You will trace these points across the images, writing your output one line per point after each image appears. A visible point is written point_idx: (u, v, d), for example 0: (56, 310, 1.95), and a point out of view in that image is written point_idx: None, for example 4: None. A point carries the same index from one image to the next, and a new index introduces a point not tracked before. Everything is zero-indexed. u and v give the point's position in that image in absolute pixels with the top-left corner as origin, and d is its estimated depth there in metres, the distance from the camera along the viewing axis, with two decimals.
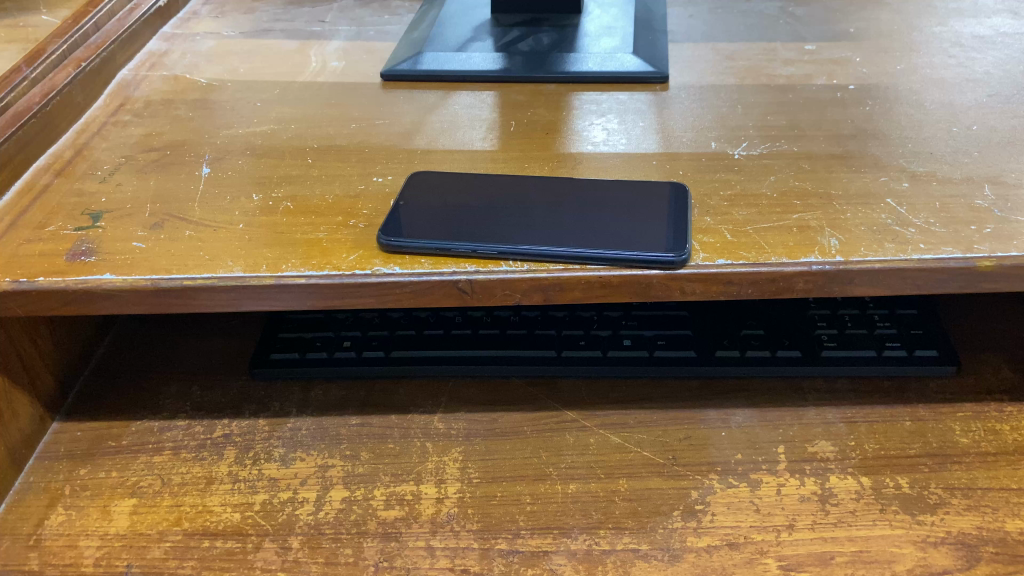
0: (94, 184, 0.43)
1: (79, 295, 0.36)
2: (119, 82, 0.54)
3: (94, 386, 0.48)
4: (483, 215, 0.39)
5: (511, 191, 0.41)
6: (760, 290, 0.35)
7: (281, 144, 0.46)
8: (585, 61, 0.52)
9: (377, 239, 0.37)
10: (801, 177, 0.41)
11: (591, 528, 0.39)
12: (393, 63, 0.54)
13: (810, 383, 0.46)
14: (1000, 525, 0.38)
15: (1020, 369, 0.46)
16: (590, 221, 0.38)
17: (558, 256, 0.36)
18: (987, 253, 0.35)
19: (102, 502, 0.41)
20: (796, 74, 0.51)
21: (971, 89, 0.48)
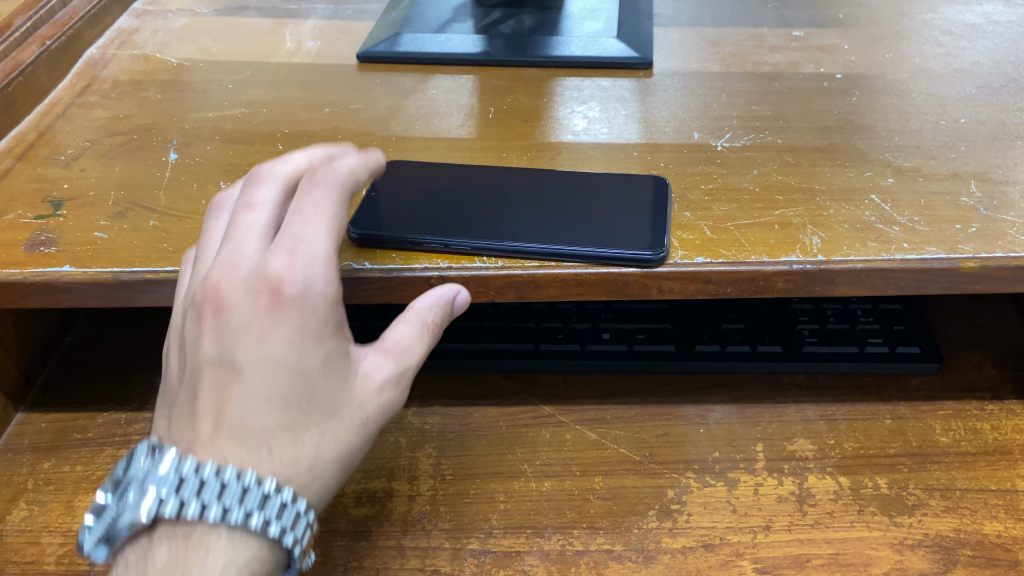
0: (56, 170, 0.42)
1: (37, 288, 0.35)
2: (87, 61, 0.52)
3: (60, 376, 0.47)
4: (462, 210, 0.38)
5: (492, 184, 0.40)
6: (740, 289, 0.35)
7: (253, 129, 0.45)
8: (569, 45, 0.51)
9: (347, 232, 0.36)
10: (784, 170, 0.40)
11: (564, 527, 0.38)
12: (370, 44, 0.52)
13: (791, 379, 0.45)
14: (978, 528, 0.37)
15: (1003, 366, 0.45)
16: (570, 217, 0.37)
17: (533, 253, 0.35)
18: (971, 253, 0.34)
19: (66, 497, 0.40)
20: (783, 61, 0.50)
21: (960, 79, 0.47)
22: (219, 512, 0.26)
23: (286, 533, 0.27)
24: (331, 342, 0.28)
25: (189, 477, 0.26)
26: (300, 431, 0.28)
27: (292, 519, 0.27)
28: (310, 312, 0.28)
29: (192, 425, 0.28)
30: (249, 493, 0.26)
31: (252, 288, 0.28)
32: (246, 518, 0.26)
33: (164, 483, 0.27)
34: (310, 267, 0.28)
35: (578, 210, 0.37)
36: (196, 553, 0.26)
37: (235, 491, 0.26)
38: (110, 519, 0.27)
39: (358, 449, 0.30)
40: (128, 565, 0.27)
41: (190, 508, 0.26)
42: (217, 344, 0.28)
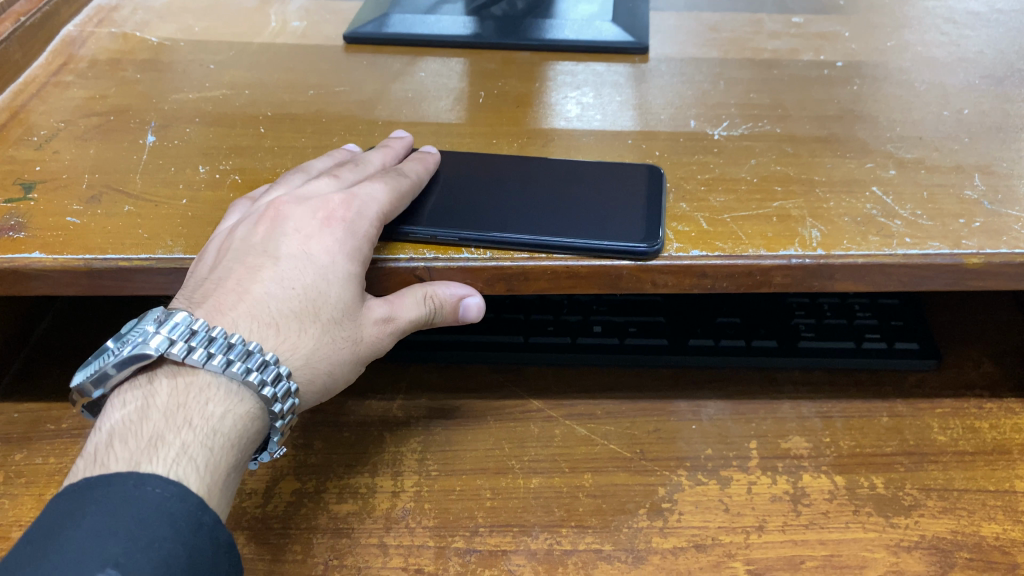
0: (29, 152, 0.40)
1: (4, 274, 0.34)
2: (63, 39, 0.50)
3: (33, 365, 0.45)
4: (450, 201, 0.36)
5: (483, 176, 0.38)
6: (736, 283, 0.33)
7: (234, 111, 0.43)
8: (562, 29, 0.49)
9: None
10: (783, 161, 0.39)
11: (552, 526, 0.37)
12: (358, 25, 0.51)
13: (786, 375, 0.44)
14: (976, 530, 0.36)
15: (1002, 363, 0.44)
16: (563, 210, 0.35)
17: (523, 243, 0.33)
18: (976, 249, 0.33)
19: (38, 490, 0.39)
20: (782, 48, 0.49)
21: (963, 69, 0.46)
22: (224, 361, 0.28)
23: (276, 400, 0.29)
24: (362, 268, 0.32)
25: (203, 329, 0.29)
26: (308, 324, 0.30)
27: (283, 390, 0.29)
28: (354, 232, 0.32)
29: (216, 289, 0.31)
30: (253, 355, 0.29)
31: (317, 205, 0.33)
32: (248, 373, 0.28)
33: (177, 330, 0.29)
34: (367, 206, 0.32)
35: (569, 199, 0.36)
36: (196, 402, 0.28)
37: (242, 349, 0.29)
38: (107, 358, 0.28)
39: (344, 366, 0.32)
40: (124, 400, 0.28)
41: (196, 353, 0.28)
42: (268, 239, 0.32)
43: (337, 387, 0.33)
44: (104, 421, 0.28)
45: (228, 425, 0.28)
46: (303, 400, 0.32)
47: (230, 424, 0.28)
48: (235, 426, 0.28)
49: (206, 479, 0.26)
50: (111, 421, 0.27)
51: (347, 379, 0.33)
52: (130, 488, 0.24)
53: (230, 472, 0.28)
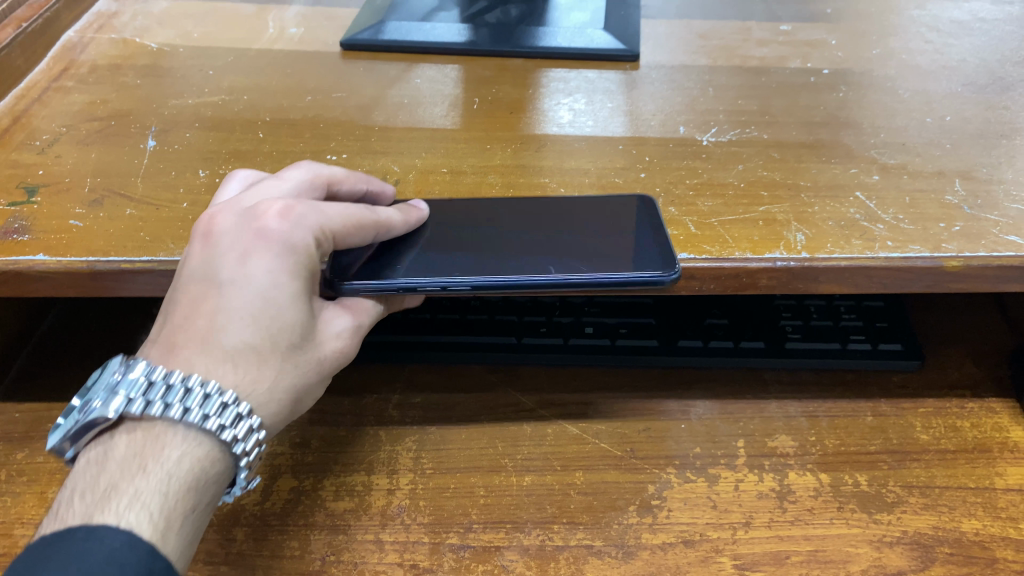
0: (31, 156, 0.41)
1: (9, 277, 0.34)
2: (64, 44, 0.51)
3: (33, 366, 0.46)
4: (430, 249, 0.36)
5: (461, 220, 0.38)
6: (723, 285, 0.34)
7: (233, 116, 0.44)
8: (555, 36, 0.50)
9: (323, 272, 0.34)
10: (770, 166, 0.40)
11: (544, 523, 0.38)
12: (354, 32, 0.52)
13: (773, 375, 0.45)
14: (957, 526, 0.37)
15: (983, 364, 0.45)
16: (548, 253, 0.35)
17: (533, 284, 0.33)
18: (955, 252, 0.34)
19: (40, 488, 0.39)
20: (770, 56, 0.50)
21: (946, 77, 0.47)
22: (180, 411, 0.28)
23: (236, 441, 0.29)
24: (307, 283, 0.31)
25: (160, 381, 0.29)
26: (266, 354, 0.30)
27: (244, 430, 0.29)
28: (294, 247, 0.31)
29: (168, 334, 0.30)
30: (210, 400, 0.29)
31: (247, 221, 0.31)
32: (205, 421, 0.28)
33: (133, 386, 0.29)
34: (304, 219, 0.31)
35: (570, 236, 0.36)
36: (154, 451, 0.28)
37: (198, 396, 0.28)
38: (74, 418, 0.29)
39: (310, 386, 0.32)
40: (89, 456, 0.29)
41: (154, 407, 0.28)
42: (204, 266, 0.31)
43: (306, 406, 0.33)
44: (70, 479, 0.28)
45: (185, 469, 0.28)
46: (276, 427, 0.32)
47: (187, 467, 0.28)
48: (192, 468, 0.28)
49: (161, 529, 0.27)
50: (75, 478, 0.28)
51: (315, 395, 0.33)
52: (76, 543, 0.25)
53: (191, 513, 0.28)
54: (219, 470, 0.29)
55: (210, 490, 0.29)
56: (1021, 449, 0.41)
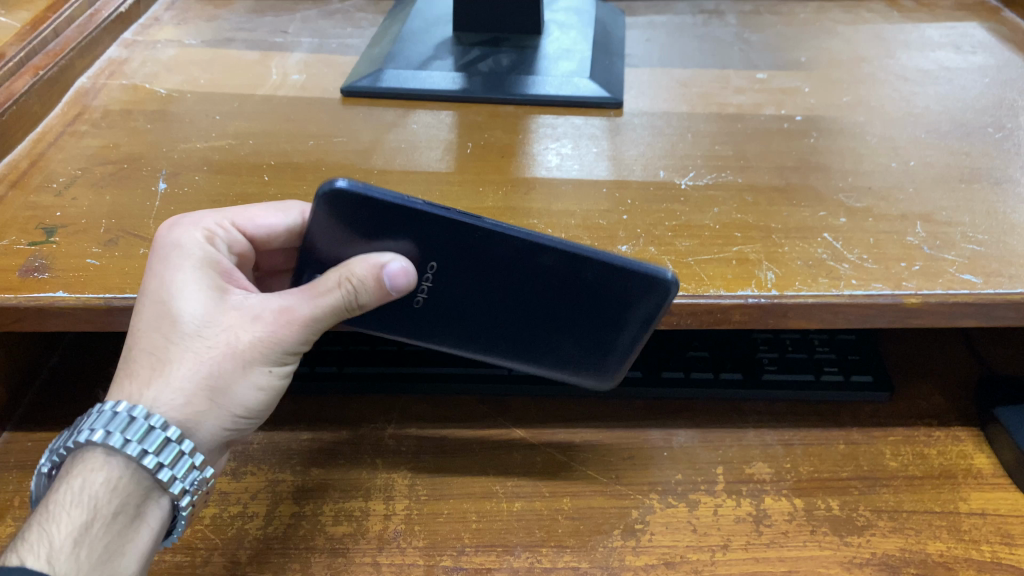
0: (49, 198, 0.43)
1: (31, 312, 0.37)
2: (77, 90, 0.54)
3: (45, 396, 0.48)
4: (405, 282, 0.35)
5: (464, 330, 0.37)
6: (699, 320, 0.37)
7: (239, 160, 0.47)
8: (544, 85, 0.53)
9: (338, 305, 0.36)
10: (744, 209, 0.42)
11: (533, 546, 0.40)
12: (354, 79, 0.55)
13: (751, 405, 0.47)
14: (922, 547, 0.39)
15: (950, 395, 0.48)
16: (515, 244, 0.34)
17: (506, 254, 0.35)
18: (914, 290, 0.36)
19: None
20: (746, 103, 0.53)
21: (911, 123, 0.50)
22: (118, 441, 0.31)
23: (133, 443, 0.31)
24: (196, 280, 0.34)
25: (105, 411, 0.32)
26: (156, 353, 0.33)
27: (141, 429, 0.32)
28: (175, 251, 0.35)
29: None
30: (151, 433, 0.32)
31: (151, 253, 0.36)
32: (141, 455, 0.32)
33: (65, 436, 0.33)
34: (187, 228, 0.36)
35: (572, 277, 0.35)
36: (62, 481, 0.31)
37: (137, 427, 0.32)
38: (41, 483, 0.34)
39: (233, 374, 0.34)
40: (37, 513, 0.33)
41: (97, 434, 0.32)
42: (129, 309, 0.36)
43: (244, 394, 0.35)
44: None
45: (82, 489, 0.31)
46: (206, 419, 0.34)
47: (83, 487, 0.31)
48: (84, 487, 0.31)
49: (54, 547, 0.29)
50: None
51: (250, 383, 0.35)
52: None
53: (95, 524, 0.30)
54: (140, 484, 0.32)
55: (126, 501, 0.32)
56: (984, 475, 0.43)
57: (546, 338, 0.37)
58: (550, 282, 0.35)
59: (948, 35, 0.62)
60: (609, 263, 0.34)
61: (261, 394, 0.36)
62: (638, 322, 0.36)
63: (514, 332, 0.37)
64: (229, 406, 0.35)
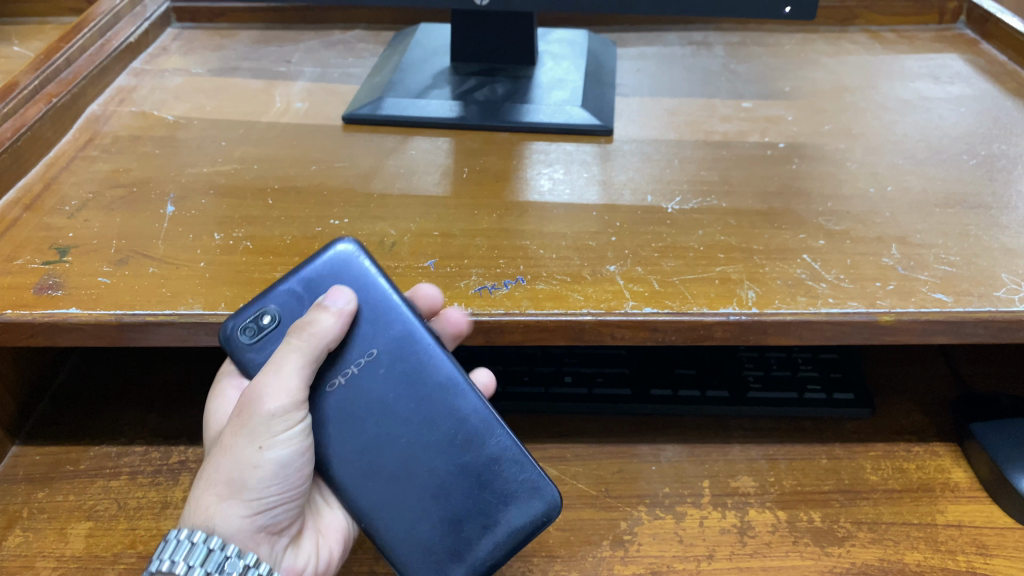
0: (61, 220, 0.45)
1: (44, 328, 0.38)
2: (88, 117, 0.56)
3: (53, 412, 0.50)
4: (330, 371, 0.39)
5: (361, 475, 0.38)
6: (683, 337, 0.39)
7: (244, 184, 0.49)
8: (538, 113, 0.55)
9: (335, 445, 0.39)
10: (727, 231, 0.44)
11: (525, 556, 0.41)
12: (355, 107, 0.57)
13: (737, 421, 0.49)
14: (900, 557, 0.41)
15: (929, 412, 0.49)
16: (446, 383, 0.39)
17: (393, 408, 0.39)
18: (887, 308, 0.38)
19: (59, 524, 0.43)
20: (731, 131, 0.55)
21: (890, 150, 0.52)
22: (185, 568, 0.34)
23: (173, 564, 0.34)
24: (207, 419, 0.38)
25: (170, 539, 0.35)
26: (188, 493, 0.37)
27: (178, 551, 0.34)
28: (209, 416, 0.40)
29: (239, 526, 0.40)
30: (211, 556, 0.34)
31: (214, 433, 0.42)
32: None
33: None
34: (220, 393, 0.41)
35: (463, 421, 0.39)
36: None
37: (200, 551, 0.34)
38: None
39: (230, 463, 0.36)
40: None
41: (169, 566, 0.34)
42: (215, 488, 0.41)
43: (256, 479, 0.36)
44: None
45: None
46: (228, 513, 0.36)
47: None
48: None
49: None
50: None
51: (250, 462, 0.35)
52: None
53: None
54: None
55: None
56: (960, 488, 0.44)
57: (422, 500, 0.38)
58: (454, 433, 0.39)
59: (928, 66, 0.64)
60: (516, 446, 0.39)
61: (281, 474, 0.36)
62: (524, 510, 0.38)
63: (453, 506, 0.38)
64: (246, 493, 0.36)
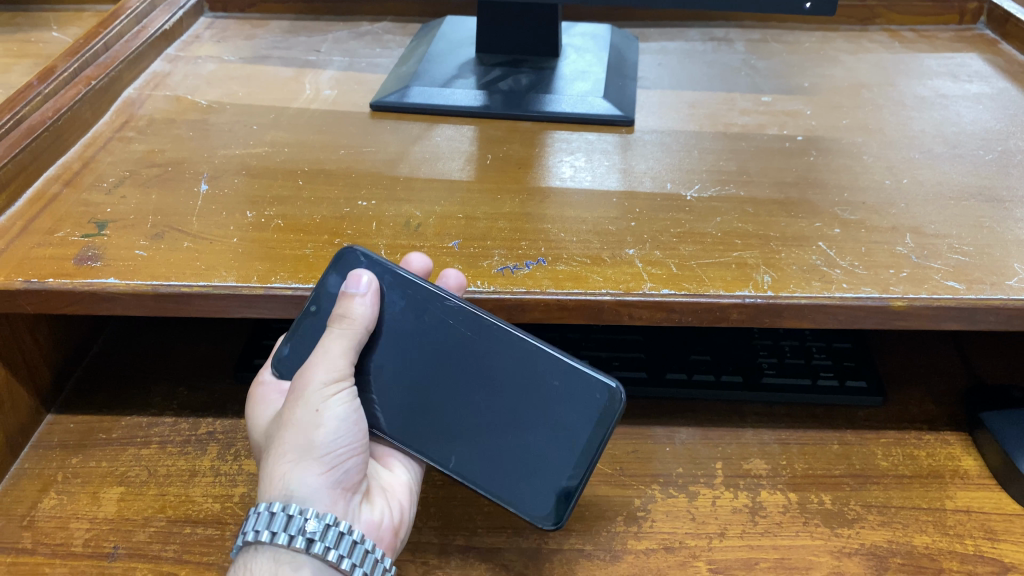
0: (100, 196, 0.47)
1: (83, 296, 0.40)
2: (124, 100, 0.58)
3: (87, 384, 0.51)
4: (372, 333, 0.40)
5: (495, 366, 0.40)
6: (699, 318, 0.40)
7: (275, 166, 0.50)
8: (561, 103, 0.56)
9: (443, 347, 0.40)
10: (744, 219, 0.45)
11: (541, 529, 0.43)
12: (382, 95, 0.58)
13: (750, 406, 0.50)
14: (909, 539, 0.42)
15: (941, 402, 0.50)
16: (405, 418, 0.40)
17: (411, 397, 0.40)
18: (900, 294, 0.39)
19: (92, 488, 0.44)
20: (750, 123, 0.56)
21: (907, 145, 0.53)
22: (269, 535, 0.34)
23: (331, 548, 0.35)
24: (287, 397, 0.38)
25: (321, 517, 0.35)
26: (273, 460, 0.36)
27: (334, 537, 0.35)
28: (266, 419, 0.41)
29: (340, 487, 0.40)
30: (293, 521, 0.35)
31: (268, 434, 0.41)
32: (292, 541, 0.34)
33: (277, 522, 0.35)
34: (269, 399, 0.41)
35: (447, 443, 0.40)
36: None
37: (281, 518, 0.35)
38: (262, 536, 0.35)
39: (298, 430, 0.36)
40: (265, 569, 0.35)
41: (261, 536, 0.35)
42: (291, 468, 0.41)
43: (322, 437, 0.36)
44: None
45: None
46: (303, 475, 0.36)
47: None
48: None
49: None
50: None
51: (314, 425, 0.36)
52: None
53: None
54: (285, 554, 0.35)
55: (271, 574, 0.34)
56: (970, 475, 0.45)
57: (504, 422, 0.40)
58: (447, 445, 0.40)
59: (947, 64, 0.65)
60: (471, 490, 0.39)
61: (341, 428, 0.37)
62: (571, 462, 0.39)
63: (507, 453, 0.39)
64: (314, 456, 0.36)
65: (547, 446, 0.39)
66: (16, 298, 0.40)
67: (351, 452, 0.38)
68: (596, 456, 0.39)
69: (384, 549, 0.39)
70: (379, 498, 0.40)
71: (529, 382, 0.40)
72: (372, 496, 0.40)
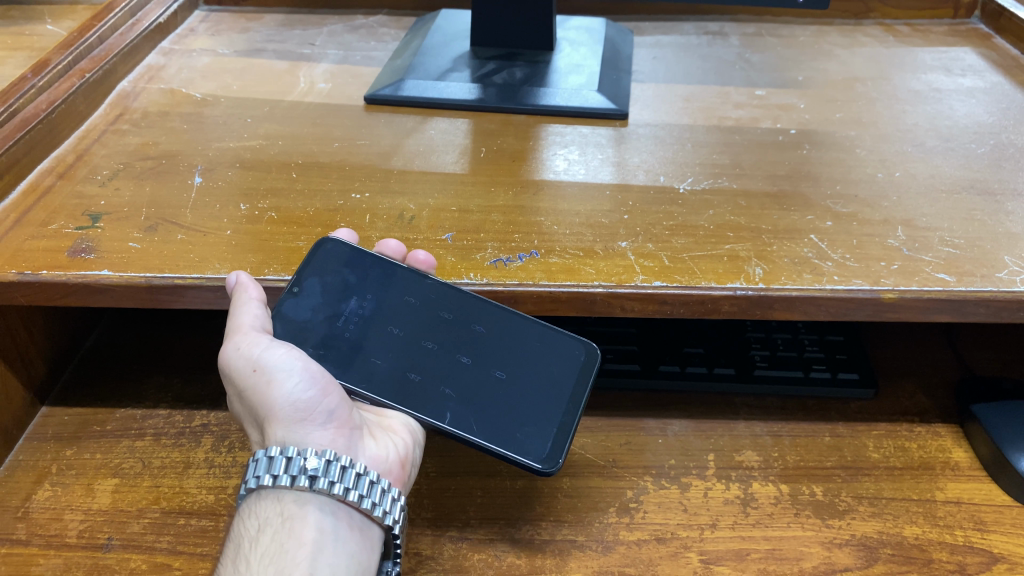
0: (93, 188, 0.47)
1: (76, 288, 0.40)
2: (118, 92, 0.58)
3: (81, 377, 0.51)
4: (355, 315, 0.41)
5: (483, 333, 0.41)
6: (691, 310, 0.40)
7: (269, 158, 0.50)
8: (554, 96, 0.56)
9: (418, 322, 0.41)
10: (737, 212, 0.45)
11: (534, 519, 0.43)
12: (377, 88, 0.58)
13: (743, 399, 0.50)
14: (899, 531, 0.42)
15: (933, 394, 0.51)
16: (397, 382, 0.40)
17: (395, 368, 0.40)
18: (891, 286, 0.39)
19: (87, 480, 0.45)
20: (744, 117, 0.56)
21: (899, 138, 0.53)
22: (271, 479, 0.35)
23: (334, 483, 0.36)
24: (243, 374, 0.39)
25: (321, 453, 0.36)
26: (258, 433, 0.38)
27: (336, 472, 0.36)
28: None
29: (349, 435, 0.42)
30: (292, 462, 0.36)
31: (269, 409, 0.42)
32: (294, 481, 0.35)
33: (277, 465, 0.36)
34: None
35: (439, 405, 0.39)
36: (293, 516, 0.35)
37: (281, 461, 0.35)
38: (264, 479, 0.35)
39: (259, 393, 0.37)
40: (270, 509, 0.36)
41: (263, 480, 0.35)
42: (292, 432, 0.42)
43: (279, 389, 0.37)
44: (257, 526, 0.36)
45: (316, 532, 0.35)
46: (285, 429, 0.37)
47: (314, 529, 0.35)
48: (320, 530, 0.35)
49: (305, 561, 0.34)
50: (271, 526, 0.35)
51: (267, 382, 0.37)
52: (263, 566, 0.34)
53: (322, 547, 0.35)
54: (289, 494, 0.36)
55: (276, 515, 0.36)
56: (960, 467, 0.46)
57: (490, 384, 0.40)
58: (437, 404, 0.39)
59: (941, 58, 0.65)
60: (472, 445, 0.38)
61: (296, 374, 0.37)
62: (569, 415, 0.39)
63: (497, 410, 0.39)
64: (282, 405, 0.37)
65: (535, 404, 0.40)
66: (9, 290, 0.40)
67: (325, 391, 0.38)
68: (573, 420, 0.39)
69: (393, 479, 0.40)
70: (380, 435, 0.41)
71: (510, 354, 0.41)
72: (371, 432, 0.41)
